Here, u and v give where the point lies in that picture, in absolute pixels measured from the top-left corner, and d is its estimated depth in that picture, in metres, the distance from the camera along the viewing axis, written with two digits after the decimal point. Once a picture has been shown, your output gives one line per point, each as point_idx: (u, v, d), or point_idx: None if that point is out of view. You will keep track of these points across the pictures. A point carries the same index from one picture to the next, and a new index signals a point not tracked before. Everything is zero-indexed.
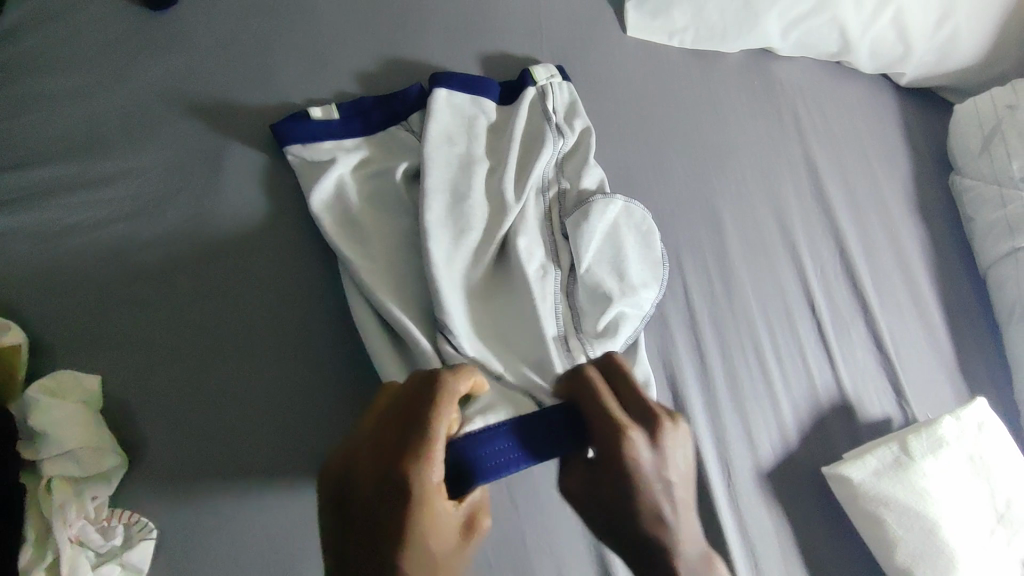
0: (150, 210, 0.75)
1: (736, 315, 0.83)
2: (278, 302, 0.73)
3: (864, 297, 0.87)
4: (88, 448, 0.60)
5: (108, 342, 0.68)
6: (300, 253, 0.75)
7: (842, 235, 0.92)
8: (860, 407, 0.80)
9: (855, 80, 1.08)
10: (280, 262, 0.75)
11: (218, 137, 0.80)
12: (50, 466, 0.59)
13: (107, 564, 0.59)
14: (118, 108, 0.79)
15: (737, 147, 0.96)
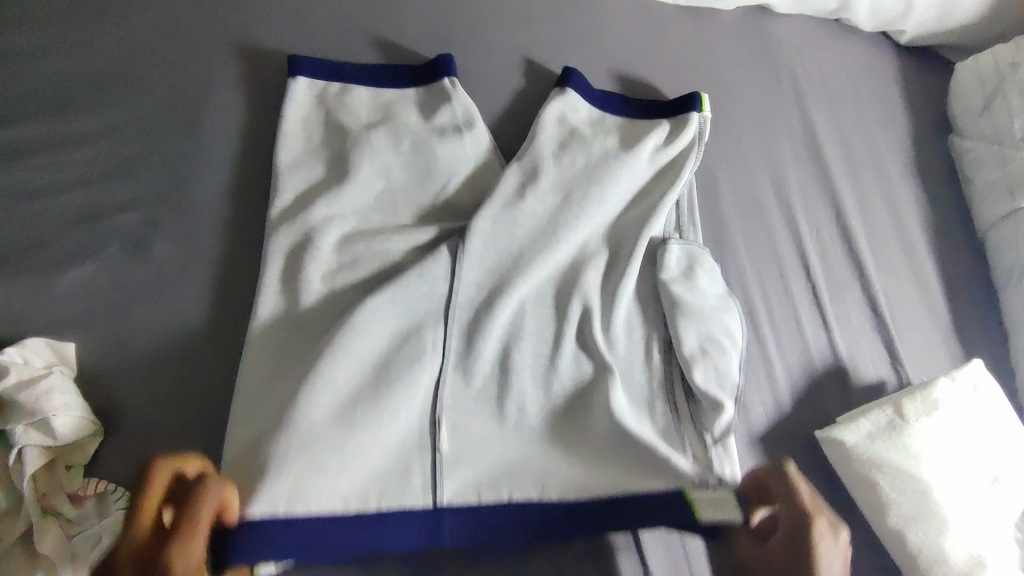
0: (123, 171, 0.73)
1: (729, 281, 0.81)
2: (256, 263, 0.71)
3: (860, 259, 0.86)
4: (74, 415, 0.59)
5: (85, 306, 0.67)
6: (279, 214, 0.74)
7: (838, 197, 0.90)
8: (854, 370, 0.78)
9: (855, 39, 1.05)
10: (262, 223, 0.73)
11: (195, 98, 0.78)
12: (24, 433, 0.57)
13: (82, 534, 0.57)
14: (89, 66, 0.77)
15: (732, 107, 0.94)
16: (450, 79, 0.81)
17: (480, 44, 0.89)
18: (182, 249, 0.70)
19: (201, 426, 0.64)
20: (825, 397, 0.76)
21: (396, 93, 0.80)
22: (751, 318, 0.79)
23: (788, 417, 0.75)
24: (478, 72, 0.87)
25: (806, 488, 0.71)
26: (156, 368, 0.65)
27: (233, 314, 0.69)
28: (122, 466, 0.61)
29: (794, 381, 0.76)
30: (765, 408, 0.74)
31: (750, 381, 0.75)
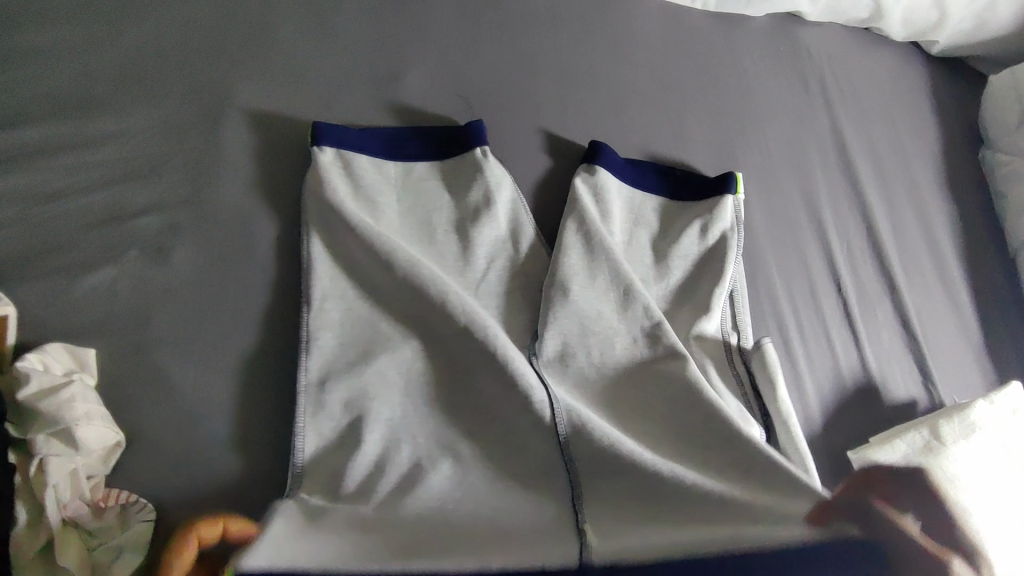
0: (145, 174, 0.71)
1: (759, 296, 0.79)
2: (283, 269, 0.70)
3: (891, 275, 0.84)
4: (96, 426, 0.58)
5: (103, 312, 0.65)
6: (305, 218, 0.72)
7: (869, 210, 0.88)
8: (885, 389, 0.77)
9: (885, 48, 1.03)
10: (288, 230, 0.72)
11: (217, 99, 0.76)
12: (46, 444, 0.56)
13: (104, 546, 0.56)
14: (112, 65, 0.75)
15: (761, 116, 0.92)
16: (482, 148, 0.77)
17: (506, 47, 0.87)
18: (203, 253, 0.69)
19: (223, 437, 0.63)
20: (855, 417, 0.75)
21: (423, 167, 0.76)
22: (781, 335, 0.78)
23: (819, 436, 0.73)
24: (505, 76, 0.85)
25: None
26: (177, 376, 0.64)
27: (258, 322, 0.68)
28: (143, 476, 0.60)
29: (824, 399, 0.75)
30: (796, 428, 0.73)
31: None
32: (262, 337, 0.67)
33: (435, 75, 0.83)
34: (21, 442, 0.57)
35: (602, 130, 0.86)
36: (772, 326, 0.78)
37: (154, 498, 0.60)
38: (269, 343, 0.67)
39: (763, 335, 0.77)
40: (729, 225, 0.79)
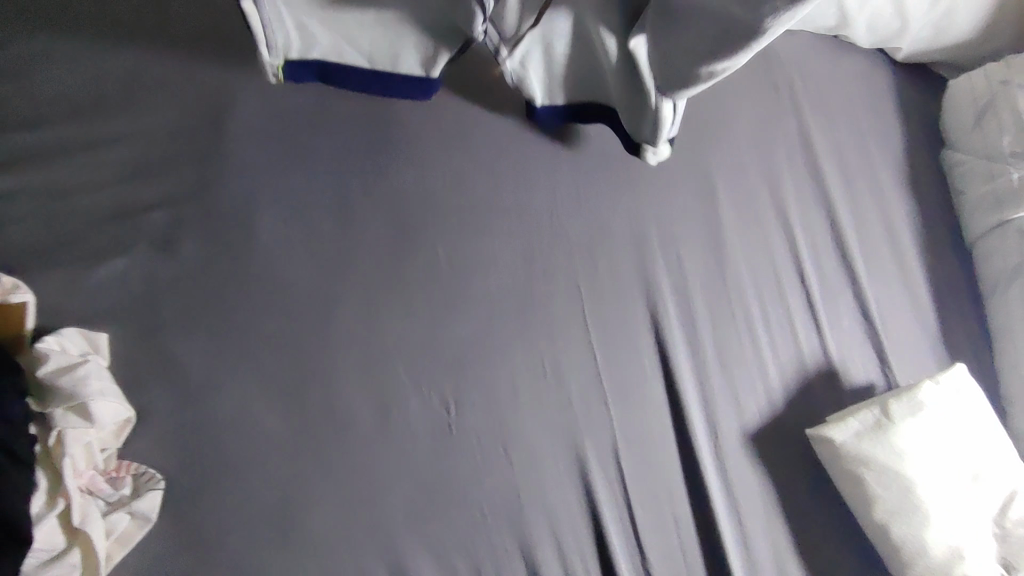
0: (151, 172, 0.77)
1: (728, 287, 0.85)
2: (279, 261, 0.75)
3: (852, 267, 0.89)
4: (110, 403, 0.63)
5: (115, 300, 0.71)
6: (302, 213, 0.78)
7: (833, 207, 0.94)
8: (844, 373, 0.82)
9: (852, 54, 1.09)
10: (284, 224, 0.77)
11: (218, 103, 0.81)
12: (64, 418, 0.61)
13: (116, 512, 0.61)
14: (121, 67, 0.81)
15: (732, 118, 0.98)
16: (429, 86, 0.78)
17: None
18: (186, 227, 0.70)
19: (225, 416, 0.68)
20: (815, 399, 0.80)
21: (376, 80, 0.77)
22: (748, 322, 0.83)
23: (781, 416, 0.78)
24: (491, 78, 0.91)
25: (796, 483, 0.75)
26: (183, 360, 0.69)
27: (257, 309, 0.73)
28: (152, 450, 0.66)
29: (786, 381, 0.80)
30: (760, 407, 0.78)
31: (746, 381, 0.79)
32: (260, 323, 0.72)
33: None
34: (41, 416, 0.62)
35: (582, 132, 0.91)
36: (739, 314, 0.83)
37: (162, 471, 0.65)
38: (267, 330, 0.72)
39: (730, 322, 0.82)
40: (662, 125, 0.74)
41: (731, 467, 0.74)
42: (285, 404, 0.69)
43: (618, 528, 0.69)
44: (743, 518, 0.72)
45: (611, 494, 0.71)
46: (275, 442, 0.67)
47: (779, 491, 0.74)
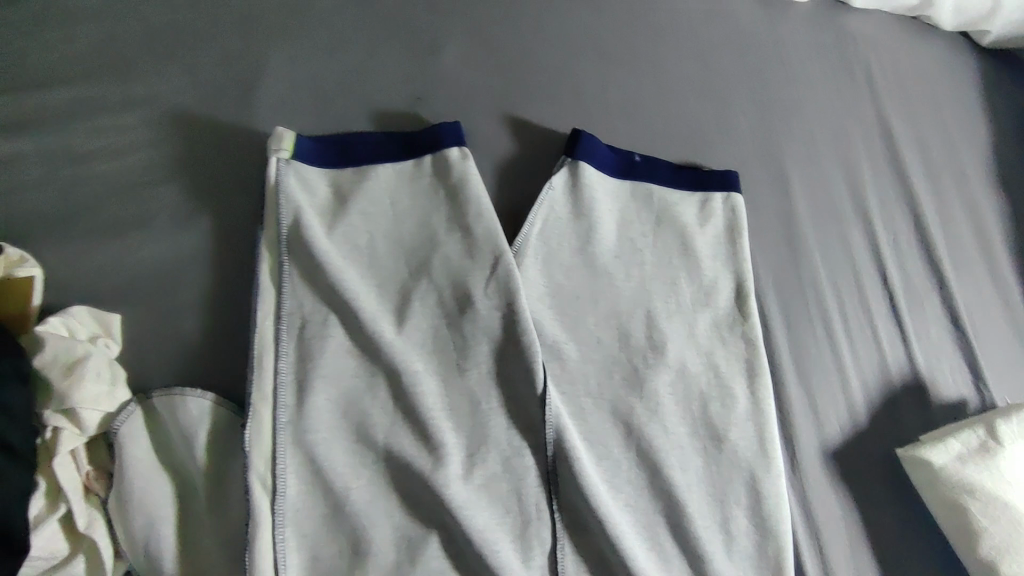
0: (170, 140, 0.69)
1: (804, 288, 0.76)
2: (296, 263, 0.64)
3: (940, 270, 0.80)
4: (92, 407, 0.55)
5: (125, 279, 0.63)
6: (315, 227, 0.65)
7: (916, 202, 0.85)
8: (934, 387, 0.73)
9: (936, 38, 0.99)
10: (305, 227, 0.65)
11: (249, 68, 0.73)
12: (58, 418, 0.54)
13: (121, 519, 0.54)
14: (152, 21, 0.74)
15: (804, 103, 0.89)
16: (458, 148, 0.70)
17: (547, 22, 0.84)
18: (231, 204, 0.67)
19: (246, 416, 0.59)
20: (902, 415, 0.71)
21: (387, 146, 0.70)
22: (826, 327, 0.74)
23: (865, 434, 0.70)
24: (544, 51, 0.83)
25: (885, 511, 0.66)
26: (201, 346, 0.62)
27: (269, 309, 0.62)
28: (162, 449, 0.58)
29: (870, 395, 0.72)
30: (841, 423, 0.69)
31: (825, 393, 0.71)
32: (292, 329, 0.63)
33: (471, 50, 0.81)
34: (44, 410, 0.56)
35: (643, 111, 0.83)
36: (816, 318, 0.75)
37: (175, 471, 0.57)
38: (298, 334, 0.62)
39: (806, 326, 0.74)
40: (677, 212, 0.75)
41: (810, 490, 0.66)
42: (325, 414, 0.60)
43: (675, 552, 0.63)
44: (824, 547, 0.64)
45: (668, 513, 0.63)
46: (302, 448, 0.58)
47: (865, 519, 0.66)
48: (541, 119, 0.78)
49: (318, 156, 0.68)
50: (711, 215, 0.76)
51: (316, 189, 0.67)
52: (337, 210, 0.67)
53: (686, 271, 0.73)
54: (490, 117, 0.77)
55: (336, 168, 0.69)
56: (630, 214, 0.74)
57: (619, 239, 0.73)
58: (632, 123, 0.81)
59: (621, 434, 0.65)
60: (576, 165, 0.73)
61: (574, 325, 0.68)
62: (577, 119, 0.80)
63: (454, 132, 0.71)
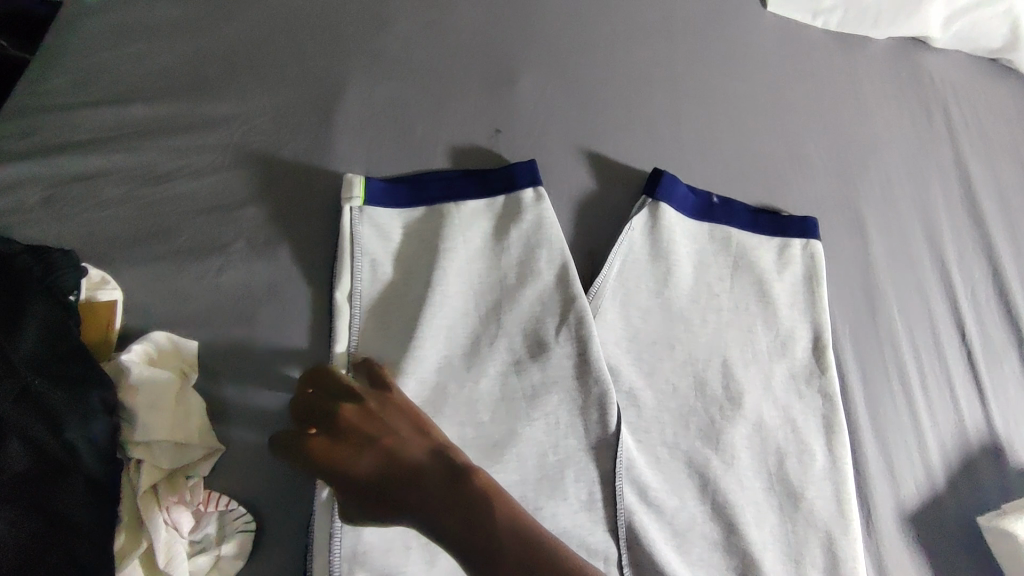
0: (249, 161, 0.69)
1: (881, 339, 0.74)
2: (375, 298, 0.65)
3: (1020, 328, 0.78)
4: (175, 440, 0.55)
5: (200, 305, 0.63)
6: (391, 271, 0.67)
7: (995, 254, 0.82)
8: (1012, 451, 0.71)
9: (1013, 81, 0.97)
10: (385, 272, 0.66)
11: (325, 94, 0.73)
12: (139, 450, 0.54)
13: (202, 554, 0.54)
14: (232, 43, 0.75)
15: (881, 144, 0.87)
16: (535, 189, 0.70)
17: (621, 55, 0.84)
18: (309, 232, 0.67)
19: None
20: (979, 478, 0.69)
21: (463, 181, 0.70)
22: (902, 383, 0.72)
23: (941, 497, 0.68)
24: (620, 85, 0.82)
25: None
26: (275, 378, 0.61)
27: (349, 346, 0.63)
28: (240, 482, 0.58)
29: (946, 456, 0.70)
30: (918, 484, 0.68)
31: (901, 453, 0.69)
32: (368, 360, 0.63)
33: (547, 80, 0.79)
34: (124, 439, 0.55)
35: (719, 150, 0.81)
36: (893, 372, 0.73)
37: (253, 506, 0.57)
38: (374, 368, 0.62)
39: (883, 380, 0.72)
40: (755, 257, 0.74)
41: (884, 554, 0.65)
42: None
43: None
44: None
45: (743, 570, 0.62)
46: None
47: None
48: (617, 154, 0.77)
49: (394, 195, 0.68)
50: (790, 260, 0.75)
51: (393, 237, 0.68)
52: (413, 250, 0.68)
53: (763, 319, 0.71)
54: (567, 151, 0.76)
55: (410, 205, 0.69)
56: (707, 257, 0.73)
57: (696, 283, 0.71)
58: (707, 160, 0.80)
59: (696, 485, 0.64)
60: (656, 207, 0.72)
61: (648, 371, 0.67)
62: (654, 155, 0.78)
63: (529, 173, 0.71)
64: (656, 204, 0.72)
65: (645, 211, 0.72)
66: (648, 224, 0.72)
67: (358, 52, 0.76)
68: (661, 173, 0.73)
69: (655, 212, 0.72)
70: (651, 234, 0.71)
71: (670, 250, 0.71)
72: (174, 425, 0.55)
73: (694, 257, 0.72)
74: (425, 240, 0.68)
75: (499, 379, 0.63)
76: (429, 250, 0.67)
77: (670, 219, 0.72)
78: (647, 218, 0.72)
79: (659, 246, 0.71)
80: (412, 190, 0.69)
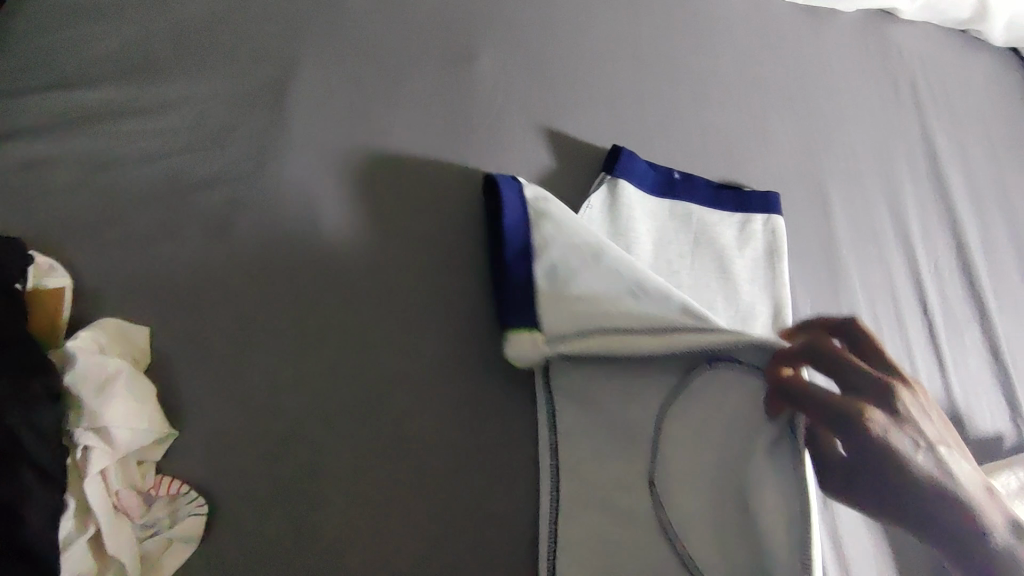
0: (203, 146, 0.69)
1: (842, 312, 0.74)
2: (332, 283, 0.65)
3: (981, 299, 0.79)
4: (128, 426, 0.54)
5: (155, 291, 0.63)
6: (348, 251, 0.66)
7: (959, 226, 0.82)
8: (971, 422, 0.72)
9: (983, 53, 0.96)
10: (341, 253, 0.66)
11: (279, 76, 0.73)
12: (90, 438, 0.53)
13: (153, 538, 0.54)
14: (185, 24, 0.74)
15: (847, 117, 0.86)
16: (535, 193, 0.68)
17: (584, 31, 0.83)
18: (264, 215, 0.67)
19: (277, 434, 0.59)
20: None
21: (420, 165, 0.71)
22: None
23: None
24: (582, 61, 0.81)
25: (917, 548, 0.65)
26: (230, 362, 0.61)
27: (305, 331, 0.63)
28: (193, 465, 0.58)
29: None
30: None
31: None
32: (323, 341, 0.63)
33: (507, 57, 0.78)
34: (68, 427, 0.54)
35: (681, 125, 0.80)
36: None
37: (204, 488, 0.57)
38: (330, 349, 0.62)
39: None
40: (716, 234, 0.74)
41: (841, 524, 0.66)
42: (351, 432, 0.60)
43: None
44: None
45: None
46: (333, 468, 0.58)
47: None
48: (577, 132, 0.76)
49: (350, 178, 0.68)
50: (751, 236, 0.74)
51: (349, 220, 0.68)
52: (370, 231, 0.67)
53: (725, 295, 0.71)
54: (526, 129, 0.75)
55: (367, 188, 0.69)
56: (669, 234, 0.73)
57: (659, 258, 0.71)
58: (670, 136, 0.79)
59: None
60: (616, 184, 0.72)
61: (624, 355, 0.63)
62: (615, 132, 0.78)
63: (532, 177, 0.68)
64: (615, 181, 0.72)
65: (603, 188, 0.72)
66: (608, 202, 0.71)
67: (314, 32, 0.75)
68: (621, 150, 0.73)
69: (614, 189, 0.72)
70: (611, 211, 0.71)
71: (631, 227, 0.71)
72: (126, 411, 0.55)
73: (655, 234, 0.72)
74: (380, 223, 0.68)
75: (454, 359, 0.64)
76: (386, 233, 0.67)
77: (629, 196, 0.72)
78: (606, 195, 0.71)
79: (619, 222, 0.71)
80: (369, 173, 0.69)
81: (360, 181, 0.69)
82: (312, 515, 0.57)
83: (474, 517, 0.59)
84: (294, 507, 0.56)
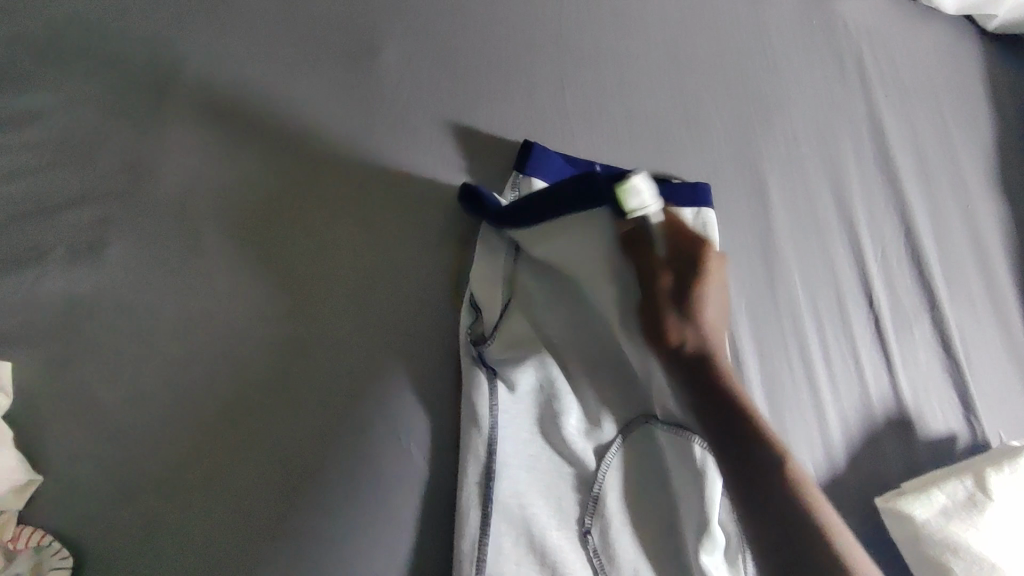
0: (75, 158, 0.62)
1: (779, 311, 0.69)
2: (218, 303, 0.60)
3: (932, 289, 0.74)
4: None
5: (15, 321, 0.57)
6: (235, 271, 0.61)
7: (909, 211, 0.77)
8: (920, 423, 0.68)
9: (933, 24, 0.90)
10: (229, 271, 0.61)
11: (158, 79, 0.66)
12: None
13: None
14: (48, 18, 0.66)
15: (788, 98, 0.81)
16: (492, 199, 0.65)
17: (498, 17, 0.76)
18: (142, 232, 0.61)
19: (155, 474, 0.54)
20: (884, 454, 0.65)
21: (316, 172, 0.66)
22: (803, 356, 0.68)
23: (841, 476, 0.64)
24: (497, 50, 0.75)
25: None
26: (100, 397, 0.56)
27: (188, 358, 0.58)
28: (59, 514, 0.53)
29: (849, 432, 0.66)
30: (816, 465, 0.64)
31: (800, 433, 0.64)
32: (207, 370, 0.58)
33: (414, 49, 0.72)
34: None
35: (606, 115, 0.75)
36: (793, 345, 0.68)
37: (73, 539, 0.52)
38: (215, 379, 0.58)
39: (782, 355, 0.67)
40: None
41: None
42: (238, 468, 0.55)
43: None
44: None
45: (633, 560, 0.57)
46: (218, 509, 0.54)
47: None
48: (490, 129, 0.71)
49: (239, 190, 0.64)
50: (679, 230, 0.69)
51: (238, 234, 0.62)
52: (261, 246, 0.62)
53: None
54: (435, 129, 0.70)
55: (259, 198, 0.64)
56: None
57: None
58: (594, 127, 0.74)
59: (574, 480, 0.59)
60: (528, 182, 0.67)
61: (576, 391, 0.60)
62: (533, 126, 0.73)
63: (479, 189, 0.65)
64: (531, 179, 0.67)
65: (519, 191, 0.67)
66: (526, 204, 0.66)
67: (199, 28, 0.69)
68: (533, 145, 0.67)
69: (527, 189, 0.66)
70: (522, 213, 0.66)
71: None
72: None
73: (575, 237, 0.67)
74: (272, 238, 0.63)
75: (352, 380, 0.59)
76: (280, 247, 0.62)
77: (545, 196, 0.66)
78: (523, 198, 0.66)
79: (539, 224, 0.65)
80: (259, 184, 0.64)
81: (250, 190, 0.64)
82: (194, 562, 0.52)
83: (371, 554, 0.55)
84: (174, 553, 0.52)
